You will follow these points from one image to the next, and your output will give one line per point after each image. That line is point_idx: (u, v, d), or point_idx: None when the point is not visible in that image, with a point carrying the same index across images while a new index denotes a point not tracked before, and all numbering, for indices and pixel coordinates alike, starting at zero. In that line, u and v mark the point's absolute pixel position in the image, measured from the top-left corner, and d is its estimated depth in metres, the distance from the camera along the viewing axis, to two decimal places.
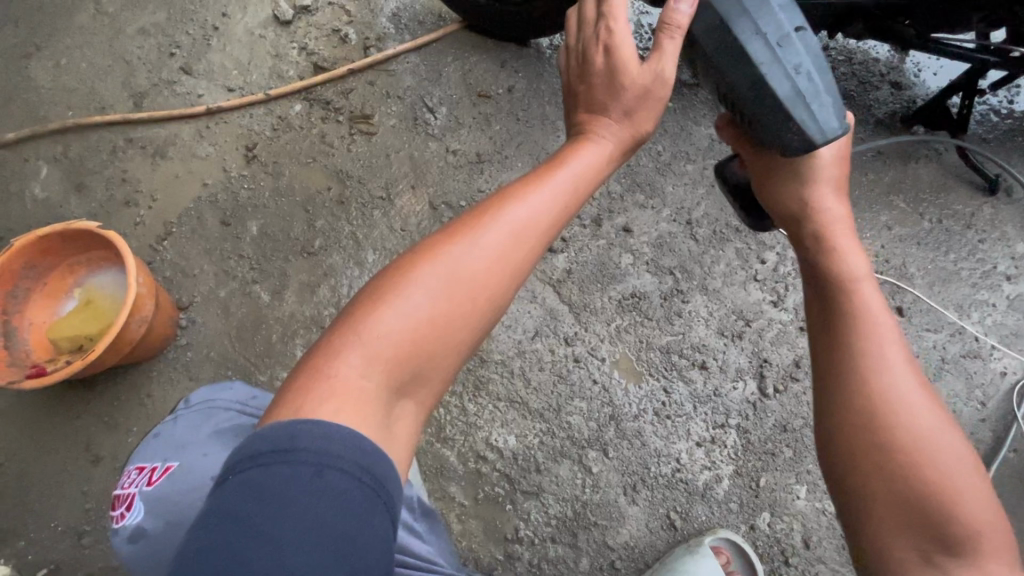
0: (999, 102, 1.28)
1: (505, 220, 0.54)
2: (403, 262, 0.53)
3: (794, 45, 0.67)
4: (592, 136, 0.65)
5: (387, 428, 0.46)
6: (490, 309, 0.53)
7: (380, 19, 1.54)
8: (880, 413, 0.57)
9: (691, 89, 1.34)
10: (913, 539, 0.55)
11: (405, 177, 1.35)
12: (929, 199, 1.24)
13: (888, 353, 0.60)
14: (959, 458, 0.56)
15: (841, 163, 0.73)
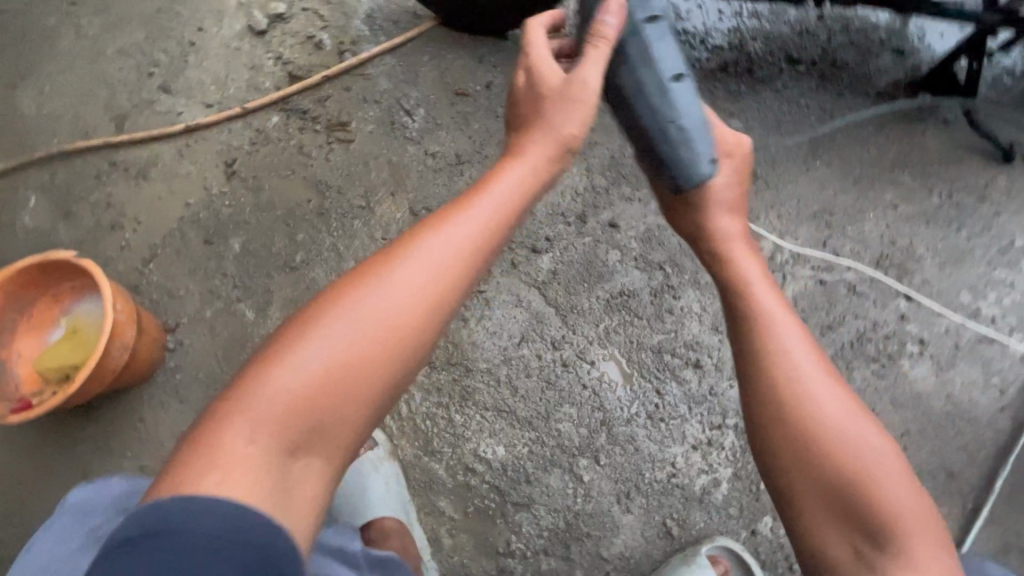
0: (1013, 62, 1.18)
1: (402, 271, 0.58)
2: (300, 319, 0.56)
3: (672, 97, 0.74)
4: (507, 159, 0.68)
5: (286, 480, 0.52)
6: (390, 360, 0.56)
7: (354, 21, 1.50)
8: (796, 421, 0.60)
9: None
10: (841, 537, 0.58)
11: (384, 184, 1.32)
12: (939, 173, 1.15)
13: (800, 360, 0.62)
14: (878, 454, 0.59)
15: (736, 188, 0.77)
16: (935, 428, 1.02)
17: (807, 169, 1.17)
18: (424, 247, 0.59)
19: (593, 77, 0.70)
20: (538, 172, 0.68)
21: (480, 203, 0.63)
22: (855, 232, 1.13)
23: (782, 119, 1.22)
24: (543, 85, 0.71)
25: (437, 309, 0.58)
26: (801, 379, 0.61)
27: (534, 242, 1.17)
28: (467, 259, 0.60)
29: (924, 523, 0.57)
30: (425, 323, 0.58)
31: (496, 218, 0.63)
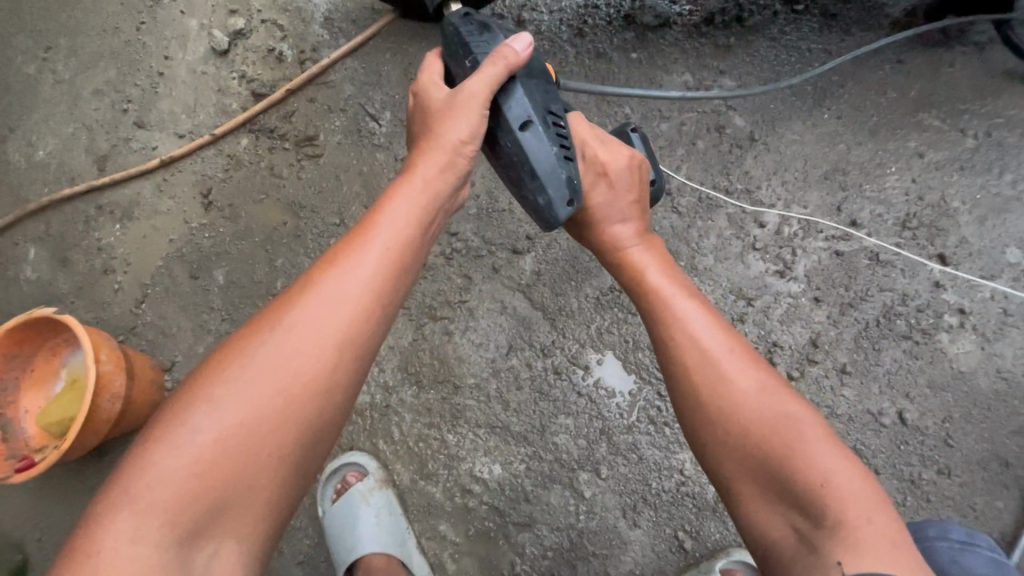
0: None
1: (286, 325, 0.55)
2: (184, 392, 0.53)
3: (524, 146, 0.69)
4: (396, 188, 0.66)
5: (186, 568, 0.49)
6: (286, 423, 0.53)
7: (314, 26, 1.43)
8: (710, 406, 0.64)
9: (657, 32, 1.14)
10: (773, 510, 0.60)
11: (359, 198, 1.28)
12: (973, 109, 0.99)
13: (706, 347, 0.66)
14: (799, 430, 0.61)
15: (634, 191, 0.80)
16: (983, 409, 0.89)
17: (813, 124, 1.03)
18: (307, 298, 0.56)
19: (479, 86, 0.67)
20: (429, 186, 0.66)
21: (376, 225, 0.61)
22: (874, 190, 0.99)
23: (778, 71, 1.09)
24: (431, 109, 0.71)
25: (339, 353, 0.55)
26: (708, 366, 0.65)
27: (514, 242, 1.08)
28: (370, 290, 0.57)
29: (854, 485, 0.57)
30: (329, 370, 0.55)
31: (396, 234, 0.61)
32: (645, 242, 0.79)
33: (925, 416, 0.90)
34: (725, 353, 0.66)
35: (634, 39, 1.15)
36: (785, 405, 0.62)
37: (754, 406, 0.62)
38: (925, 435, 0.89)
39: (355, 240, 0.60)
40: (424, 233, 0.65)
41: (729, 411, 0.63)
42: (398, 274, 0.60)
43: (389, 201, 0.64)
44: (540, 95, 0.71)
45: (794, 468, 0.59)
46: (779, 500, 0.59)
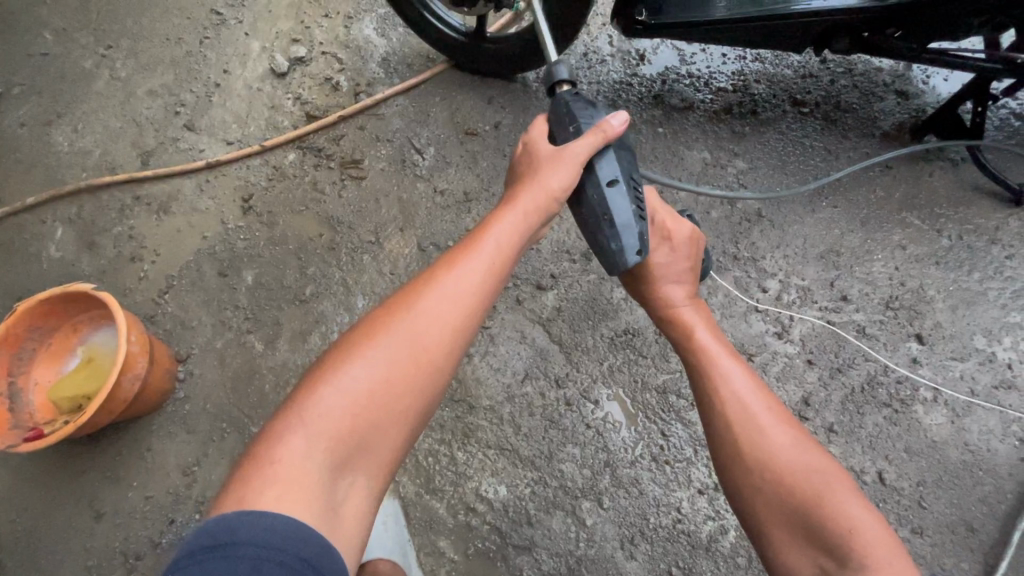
0: (1019, 105, 1.23)
1: (428, 304, 0.65)
2: (344, 348, 0.63)
3: (610, 201, 0.79)
4: (505, 211, 0.77)
5: (331, 493, 0.56)
6: (423, 384, 0.63)
7: (370, 64, 1.57)
8: (746, 453, 0.72)
9: (682, 113, 1.31)
10: (805, 553, 0.67)
11: (394, 221, 1.36)
12: (947, 214, 1.15)
13: (747, 404, 0.75)
14: (826, 477, 0.69)
15: (689, 261, 0.90)
16: (952, 477, 0.98)
17: (812, 210, 1.18)
18: (444, 288, 0.67)
19: (583, 148, 0.79)
20: (534, 213, 0.78)
21: (485, 242, 0.73)
22: (862, 273, 1.12)
23: (785, 159, 1.24)
24: (537, 158, 0.83)
25: (460, 334, 0.66)
26: (748, 422, 0.73)
27: (539, 278, 1.18)
28: (482, 294, 0.69)
29: (878, 536, 0.64)
30: (451, 347, 0.65)
31: (500, 250, 0.73)
32: (691, 306, 0.88)
33: (901, 477, 0.98)
34: (762, 408, 0.75)
35: (662, 115, 1.30)
36: (818, 461, 0.70)
37: (789, 459, 0.70)
38: (900, 496, 0.97)
39: (472, 252, 0.71)
40: (518, 253, 0.76)
41: (765, 461, 0.71)
42: (495, 286, 0.71)
43: (499, 223, 0.76)
44: (626, 163, 0.83)
45: (826, 513, 0.66)
46: (808, 540, 0.67)
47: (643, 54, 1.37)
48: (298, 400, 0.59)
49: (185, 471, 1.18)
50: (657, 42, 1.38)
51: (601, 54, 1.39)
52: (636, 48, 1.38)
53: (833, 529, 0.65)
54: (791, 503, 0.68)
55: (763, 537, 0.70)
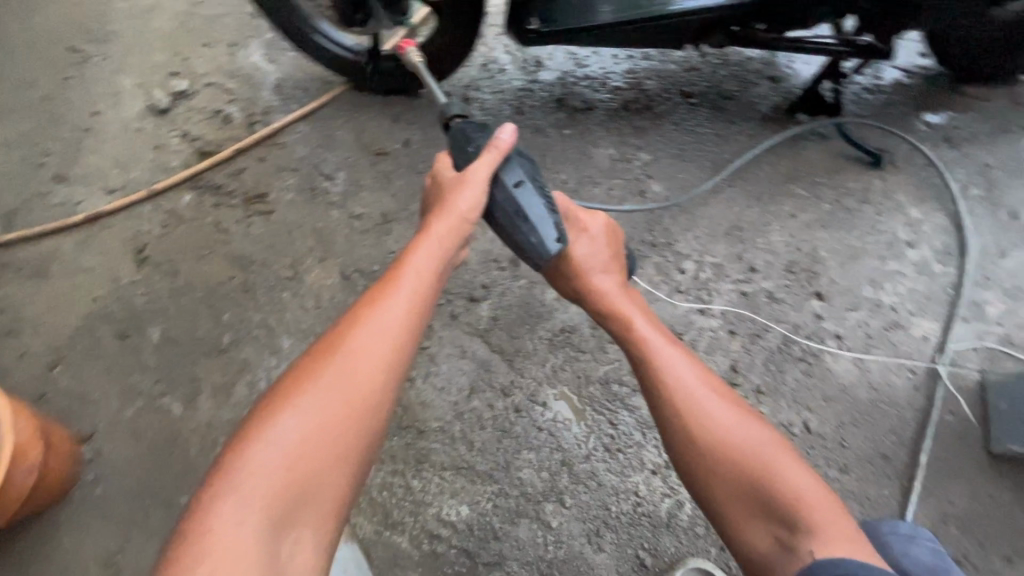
0: (866, 80, 1.41)
1: (355, 343, 0.62)
2: (272, 400, 0.59)
3: (521, 197, 0.82)
4: (423, 237, 0.76)
5: (274, 555, 0.53)
6: (362, 425, 0.60)
7: (263, 92, 1.49)
8: (691, 436, 0.76)
9: (584, 113, 1.38)
10: (758, 523, 0.71)
11: (312, 252, 1.29)
12: (825, 182, 1.29)
13: (686, 387, 0.79)
14: (768, 449, 0.74)
15: (613, 254, 0.95)
16: (864, 415, 1.07)
17: (714, 192, 1.27)
18: (371, 322, 0.64)
19: (483, 169, 0.82)
20: (452, 235, 0.78)
21: (407, 270, 0.71)
22: (764, 243, 1.22)
23: (683, 148, 1.33)
24: (443, 185, 0.84)
25: (394, 367, 0.63)
26: (692, 406, 0.77)
27: (471, 291, 1.19)
28: (411, 323, 0.66)
29: (819, 498, 0.70)
30: (387, 381, 0.62)
31: (424, 275, 0.71)
32: (624, 294, 0.92)
33: (824, 424, 1.07)
34: (701, 388, 0.79)
35: (567, 118, 1.37)
36: (760, 435, 0.75)
37: (731, 435, 0.75)
38: (825, 440, 1.06)
39: (394, 283, 0.69)
40: (442, 276, 0.75)
41: (712, 441, 0.75)
42: (423, 313, 0.68)
43: (418, 249, 0.74)
44: (529, 165, 0.86)
45: (769, 482, 0.71)
46: (761, 510, 0.71)
47: (540, 61, 1.46)
48: (225, 463, 0.55)
49: (107, 562, 1.05)
50: (553, 49, 1.48)
51: (501, 64, 1.47)
52: (533, 56, 1.47)
53: (777, 497, 0.70)
54: (738, 477, 0.73)
55: (717, 511, 0.74)
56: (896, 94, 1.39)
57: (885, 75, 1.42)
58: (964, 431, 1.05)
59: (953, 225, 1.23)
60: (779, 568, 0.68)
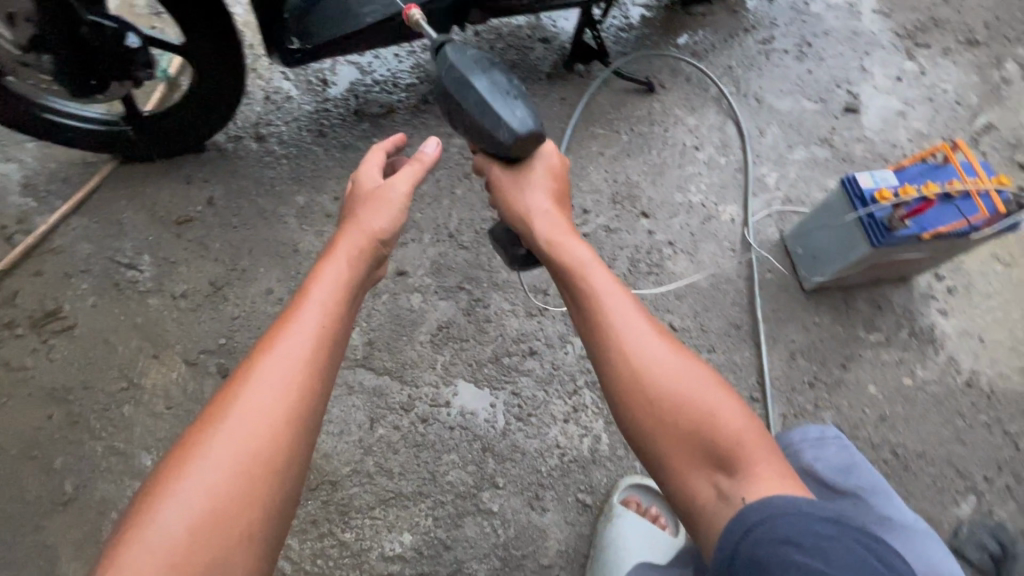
0: (619, 21, 1.58)
1: (248, 402, 0.57)
2: (156, 482, 0.53)
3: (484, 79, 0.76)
4: (322, 267, 0.69)
5: None
6: (263, 494, 0.54)
7: (10, 197, 1.25)
8: (626, 371, 0.65)
9: (386, 117, 1.40)
10: (697, 465, 0.61)
11: (142, 351, 1.12)
12: (616, 117, 1.43)
13: (627, 313, 0.68)
14: (707, 388, 0.64)
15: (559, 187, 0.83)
16: (711, 298, 1.24)
17: None
18: (264, 375, 0.58)
19: (404, 185, 0.78)
20: (357, 254, 0.71)
21: (308, 307, 0.64)
22: (586, 186, 1.33)
23: None
24: (356, 196, 0.79)
25: (297, 421, 0.58)
26: (628, 336, 0.67)
27: None
28: (315, 369, 0.61)
29: (756, 438, 0.61)
30: (296, 434, 0.57)
31: (326, 312, 0.64)
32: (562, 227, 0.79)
33: (685, 319, 1.21)
34: (647, 327, 0.68)
35: (371, 127, 1.38)
36: (699, 372, 0.65)
37: (676, 372, 0.64)
38: (690, 331, 1.20)
39: (294, 325, 0.62)
40: (351, 307, 0.69)
41: (645, 373, 0.64)
42: (331, 356, 0.63)
43: (319, 280, 0.67)
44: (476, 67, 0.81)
45: (712, 420, 0.62)
46: (698, 449, 0.61)
47: (324, 78, 1.42)
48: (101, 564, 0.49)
49: None
50: (332, 63, 1.44)
51: (284, 93, 1.41)
52: (315, 75, 1.43)
53: (711, 433, 0.61)
54: (681, 418, 0.62)
55: (652, 452, 0.63)
56: (646, 27, 1.58)
57: (632, 13, 1.60)
58: (784, 280, 1.26)
59: (722, 122, 1.45)
60: (714, 519, 0.58)
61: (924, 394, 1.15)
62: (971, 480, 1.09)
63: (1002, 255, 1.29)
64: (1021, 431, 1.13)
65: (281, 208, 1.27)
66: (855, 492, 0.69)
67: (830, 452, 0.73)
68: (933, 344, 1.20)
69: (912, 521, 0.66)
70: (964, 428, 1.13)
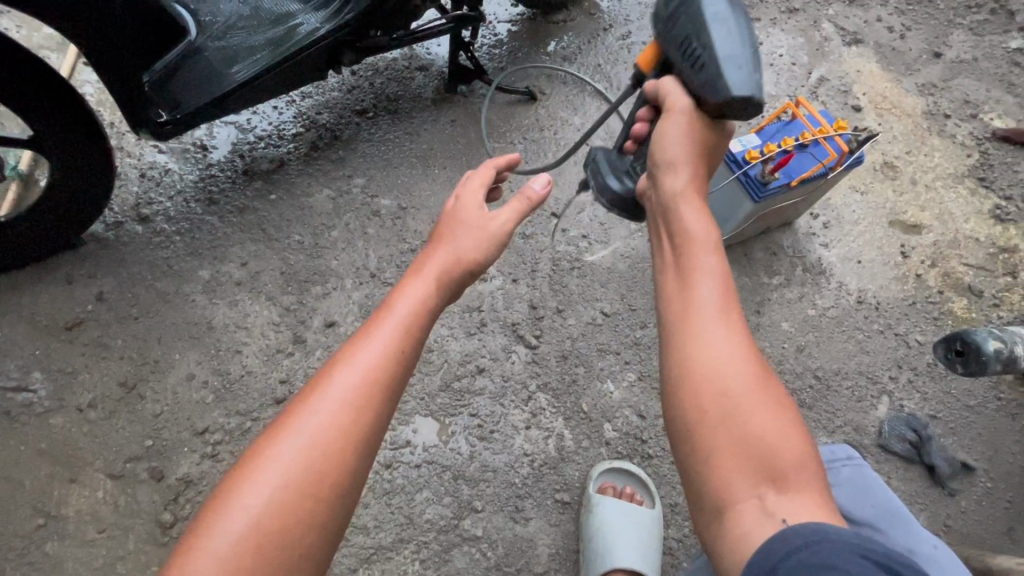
0: (489, 39, 1.65)
1: (316, 417, 0.61)
2: (227, 483, 0.59)
3: (722, 39, 0.77)
4: (401, 293, 0.72)
5: None
6: (319, 515, 0.58)
7: None
8: (688, 360, 0.65)
9: (278, 172, 1.36)
10: (743, 477, 0.59)
11: (56, 478, 1.00)
12: (507, 129, 1.49)
13: (707, 301, 0.68)
14: (775, 408, 0.62)
15: (693, 155, 0.80)
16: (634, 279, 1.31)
17: (433, 180, 1.39)
18: (334, 393, 0.62)
19: (506, 215, 0.81)
20: (441, 279, 0.74)
21: (381, 337, 0.66)
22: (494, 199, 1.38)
23: (386, 159, 1.40)
24: (460, 210, 0.81)
25: (358, 448, 0.61)
26: (705, 323, 0.66)
27: (273, 393, 1.10)
28: (381, 403, 0.64)
29: (807, 464, 0.60)
30: (351, 463, 0.60)
31: (394, 346, 0.66)
32: (689, 191, 0.78)
33: (615, 303, 1.26)
34: (729, 327, 0.66)
35: (265, 184, 1.33)
36: (773, 391, 0.63)
37: (743, 372, 0.63)
38: (622, 313, 1.25)
39: (369, 346, 0.65)
40: (416, 349, 0.68)
41: (707, 367, 0.64)
42: (392, 393, 0.65)
43: (399, 302, 0.70)
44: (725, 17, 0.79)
45: (770, 432, 0.60)
46: (746, 455, 0.60)
47: (203, 143, 1.36)
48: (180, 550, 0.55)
49: None
50: (208, 127, 1.38)
51: (160, 166, 1.32)
52: (191, 142, 1.36)
53: (766, 445, 0.60)
54: (739, 420, 0.61)
55: (688, 440, 0.63)
56: (516, 41, 1.66)
57: (499, 30, 1.67)
58: None
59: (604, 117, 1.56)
60: (743, 525, 0.57)
61: (827, 319, 1.30)
62: (881, 384, 1.24)
63: (858, 186, 1.49)
64: (908, 330, 1.30)
65: (184, 287, 1.19)
66: (872, 519, 0.76)
67: (847, 474, 0.82)
68: (823, 274, 1.36)
69: (929, 545, 0.72)
70: (865, 339, 1.28)
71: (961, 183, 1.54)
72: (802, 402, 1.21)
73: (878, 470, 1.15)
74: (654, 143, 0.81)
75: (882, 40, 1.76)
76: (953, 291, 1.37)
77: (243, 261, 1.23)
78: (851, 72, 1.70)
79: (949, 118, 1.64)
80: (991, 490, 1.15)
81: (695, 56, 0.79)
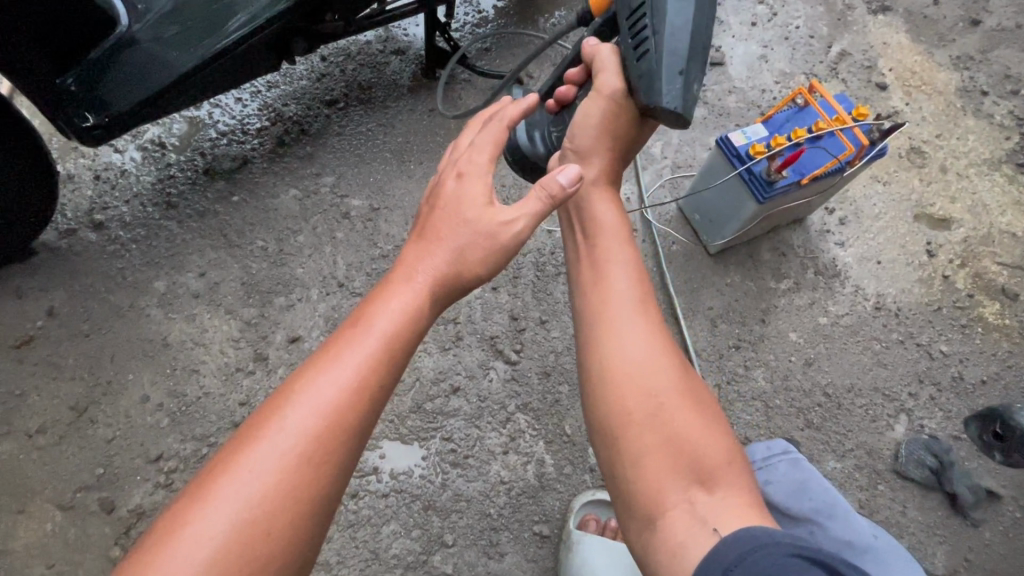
0: (472, 17, 1.51)
1: (269, 448, 0.53)
2: (161, 524, 0.50)
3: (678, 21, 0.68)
4: (379, 297, 0.63)
5: None
6: (263, 560, 0.50)
7: None
8: (608, 358, 0.64)
9: (241, 171, 1.26)
10: (675, 479, 0.58)
11: (3, 510, 0.95)
12: None
13: (620, 295, 0.68)
14: (701, 406, 0.62)
15: (610, 147, 0.78)
16: None
17: (408, 176, 1.28)
18: (289, 416, 0.54)
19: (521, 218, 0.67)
20: (435, 283, 0.65)
21: (352, 352, 0.58)
22: None
23: (357, 154, 1.29)
24: (455, 198, 0.67)
25: (313, 479, 0.53)
26: (620, 318, 0.66)
27: (232, 416, 1.03)
28: (349, 423, 0.55)
29: (735, 461, 0.60)
30: (306, 498, 0.52)
31: (366, 363, 0.58)
32: (598, 184, 0.78)
33: None
34: (644, 321, 0.66)
35: (227, 185, 1.24)
36: (694, 385, 0.63)
37: (661, 367, 0.63)
38: None
39: (337, 363, 0.57)
40: (396, 366, 0.60)
41: (626, 365, 0.63)
42: (363, 412, 0.57)
43: (379, 312, 0.61)
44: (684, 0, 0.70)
45: (700, 434, 0.60)
46: (683, 460, 0.58)
47: (159, 141, 1.26)
48: None
49: None
50: (164, 122, 1.28)
51: (116, 167, 1.23)
52: (147, 139, 1.26)
53: (697, 448, 0.59)
54: (668, 420, 0.60)
55: (615, 443, 0.61)
56: (502, 17, 1.51)
57: (484, 6, 1.52)
58: (689, 249, 1.24)
59: None
60: (675, 530, 0.56)
61: (839, 328, 1.18)
62: (899, 401, 1.12)
63: (880, 175, 1.34)
64: (932, 340, 1.18)
65: (140, 300, 1.11)
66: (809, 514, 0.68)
67: (783, 469, 0.72)
68: (837, 277, 1.23)
69: (868, 534, 0.65)
70: (882, 351, 1.16)
71: (998, 170, 1.37)
72: (810, 422, 1.10)
73: (892, 498, 1.05)
74: (573, 127, 0.78)
75: (914, 7, 1.57)
76: (984, 294, 1.23)
77: (202, 272, 1.15)
78: (877, 45, 1.52)
79: (987, 96, 1.46)
80: (1019, 521, 1.04)
81: (637, 43, 0.71)
